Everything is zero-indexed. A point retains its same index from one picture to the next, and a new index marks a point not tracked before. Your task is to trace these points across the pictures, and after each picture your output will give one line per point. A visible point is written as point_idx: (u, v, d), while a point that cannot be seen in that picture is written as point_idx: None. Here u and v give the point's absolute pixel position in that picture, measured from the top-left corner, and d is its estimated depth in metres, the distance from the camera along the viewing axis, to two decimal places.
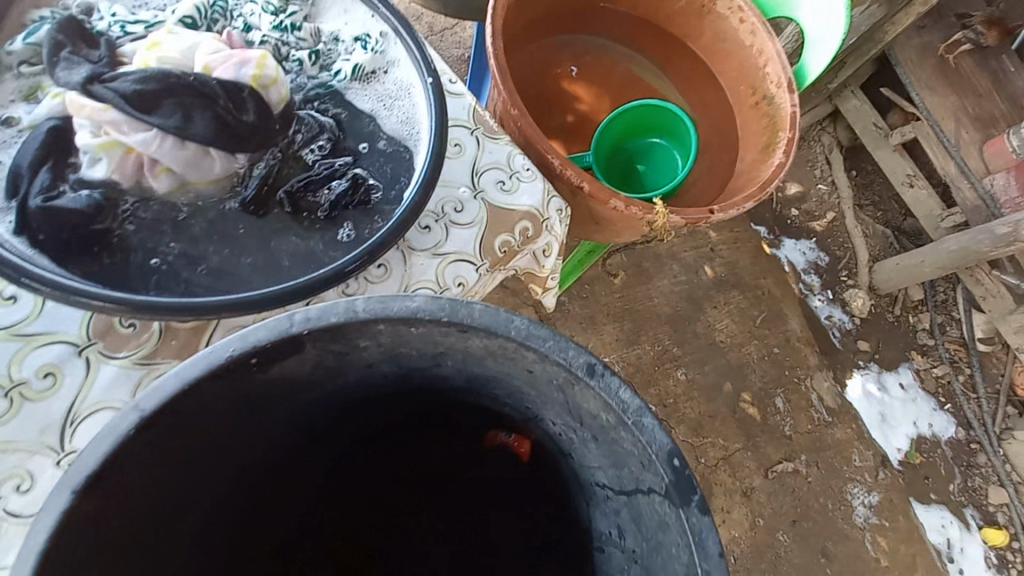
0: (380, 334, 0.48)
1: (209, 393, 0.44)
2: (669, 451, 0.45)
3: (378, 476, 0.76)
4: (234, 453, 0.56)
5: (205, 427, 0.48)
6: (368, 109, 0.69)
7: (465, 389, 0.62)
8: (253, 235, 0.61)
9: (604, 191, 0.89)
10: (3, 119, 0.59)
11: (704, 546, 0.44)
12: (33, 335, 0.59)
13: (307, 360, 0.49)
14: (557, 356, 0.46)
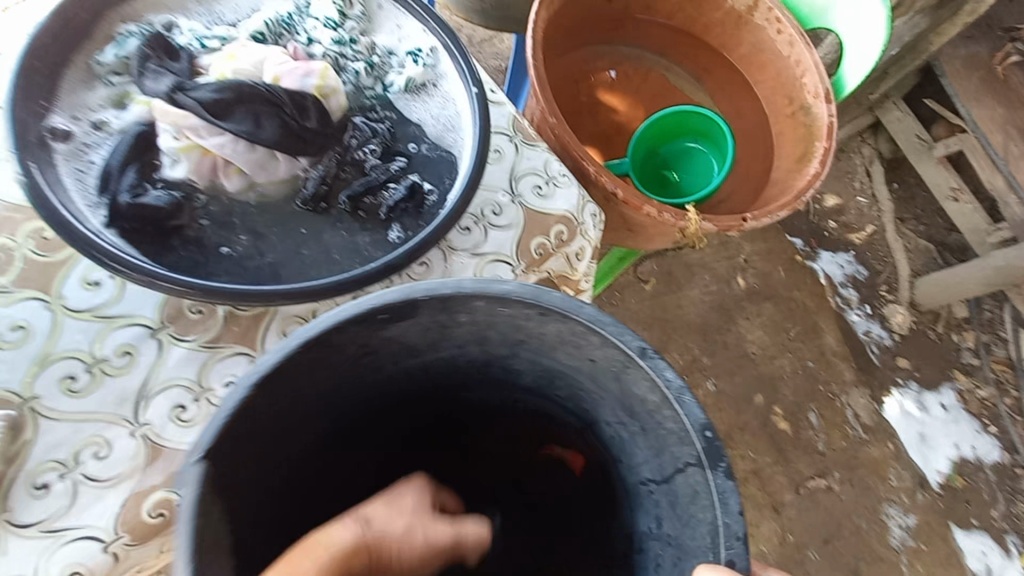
0: (476, 311, 0.51)
1: (346, 336, 0.49)
2: (703, 423, 0.49)
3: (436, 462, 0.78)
4: (332, 409, 0.60)
5: (324, 372, 0.52)
6: (419, 119, 0.74)
7: (535, 387, 0.66)
8: (312, 230, 0.66)
9: (638, 197, 0.92)
10: (94, 123, 0.65)
11: (726, 504, 0.48)
12: (113, 318, 0.65)
13: (418, 324, 0.52)
14: (614, 338, 0.49)
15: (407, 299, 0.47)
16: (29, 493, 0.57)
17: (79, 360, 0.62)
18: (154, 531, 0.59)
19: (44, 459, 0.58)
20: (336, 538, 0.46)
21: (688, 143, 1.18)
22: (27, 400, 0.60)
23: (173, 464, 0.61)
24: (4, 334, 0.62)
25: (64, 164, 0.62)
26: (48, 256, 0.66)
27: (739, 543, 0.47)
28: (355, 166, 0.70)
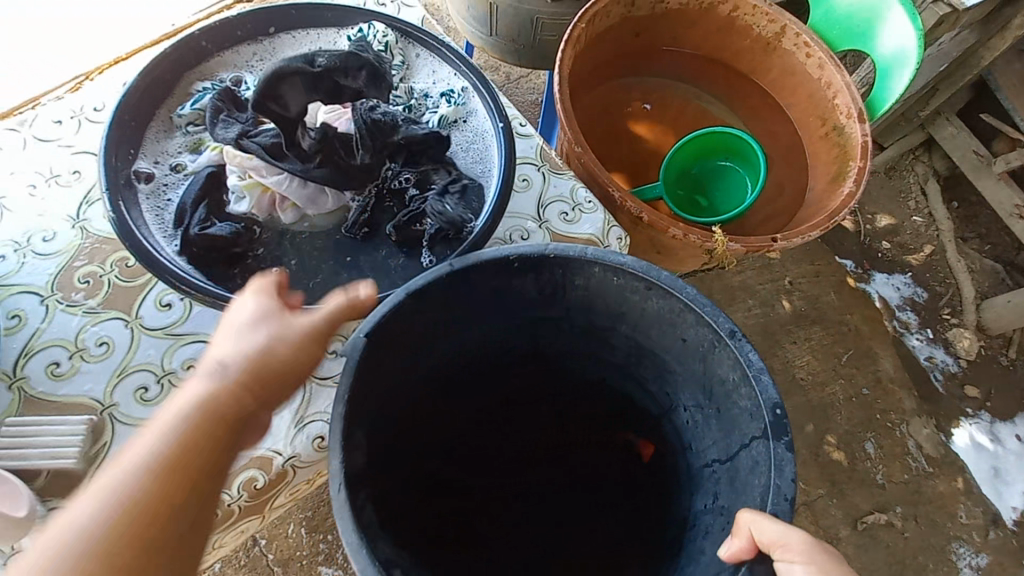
0: (591, 277, 0.65)
1: (487, 277, 0.63)
2: (774, 402, 0.58)
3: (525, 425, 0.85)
4: (457, 357, 0.73)
5: (461, 308, 0.66)
6: (451, 153, 0.80)
7: (622, 366, 0.76)
8: (356, 257, 0.73)
9: (663, 220, 0.93)
10: (172, 166, 0.75)
11: (780, 469, 0.55)
12: (181, 335, 0.73)
13: (537, 282, 0.66)
14: (708, 316, 0.60)
15: (540, 255, 0.62)
16: None
17: (152, 372, 0.71)
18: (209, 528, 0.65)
19: None
20: (190, 421, 0.48)
21: (723, 162, 1.18)
22: (107, 406, 0.68)
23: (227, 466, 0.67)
24: (91, 348, 0.71)
25: (146, 203, 0.71)
26: (130, 281, 0.75)
27: (786, 502, 0.54)
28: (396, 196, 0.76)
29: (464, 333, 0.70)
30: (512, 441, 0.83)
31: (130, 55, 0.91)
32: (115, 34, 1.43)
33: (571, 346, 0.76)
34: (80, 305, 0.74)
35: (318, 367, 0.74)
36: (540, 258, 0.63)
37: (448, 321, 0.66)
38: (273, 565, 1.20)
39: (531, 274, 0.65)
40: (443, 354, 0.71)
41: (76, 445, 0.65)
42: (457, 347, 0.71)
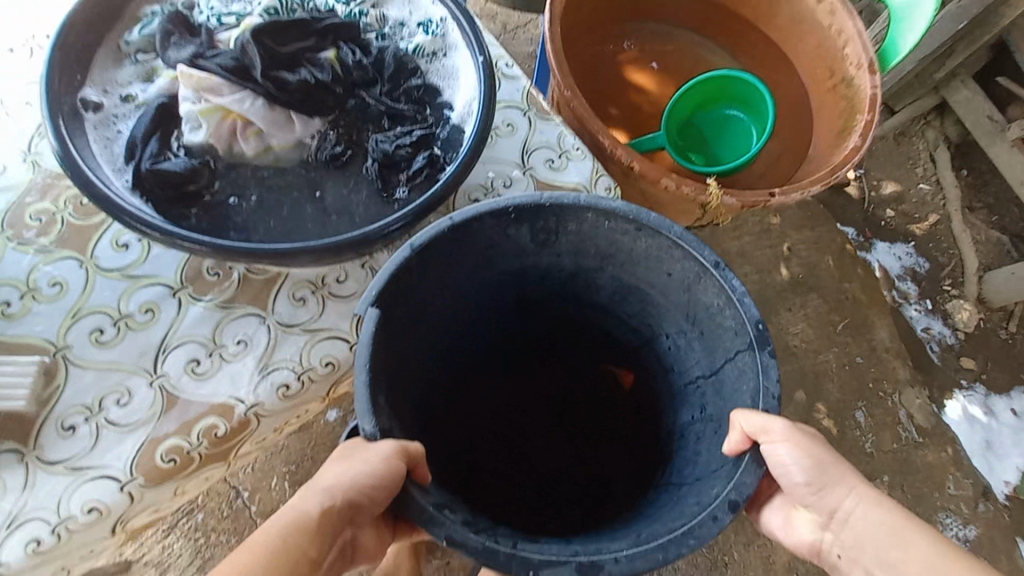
0: (584, 222, 0.61)
1: (484, 230, 0.59)
2: (756, 318, 0.56)
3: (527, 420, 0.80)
4: (452, 329, 0.69)
5: (458, 262, 0.62)
6: (430, 86, 0.74)
7: (607, 305, 0.72)
8: (327, 192, 0.68)
9: (655, 171, 0.88)
10: (123, 97, 0.69)
11: (767, 372, 0.54)
12: (139, 277, 0.69)
13: (529, 232, 0.62)
14: (692, 249, 0.57)
15: (536, 205, 0.59)
16: (58, 432, 0.62)
17: (108, 315, 0.67)
18: (167, 474, 0.63)
19: (72, 402, 0.63)
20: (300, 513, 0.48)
21: (729, 111, 1.12)
22: (60, 348, 0.65)
23: (186, 413, 0.65)
24: (43, 289, 0.68)
25: (93, 134, 0.66)
26: (84, 220, 0.71)
27: (775, 401, 0.54)
28: (373, 120, 0.71)
29: (471, 293, 0.68)
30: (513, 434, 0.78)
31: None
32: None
33: (557, 291, 0.72)
34: (31, 244, 0.69)
35: (284, 313, 0.71)
36: (538, 209, 0.59)
37: (460, 272, 0.63)
38: (256, 516, 1.20)
39: (526, 224, 0.61)
40: (451, 313, 0.67)
41: (26, 386, 0.61)
42: (466, 304, 0.68)
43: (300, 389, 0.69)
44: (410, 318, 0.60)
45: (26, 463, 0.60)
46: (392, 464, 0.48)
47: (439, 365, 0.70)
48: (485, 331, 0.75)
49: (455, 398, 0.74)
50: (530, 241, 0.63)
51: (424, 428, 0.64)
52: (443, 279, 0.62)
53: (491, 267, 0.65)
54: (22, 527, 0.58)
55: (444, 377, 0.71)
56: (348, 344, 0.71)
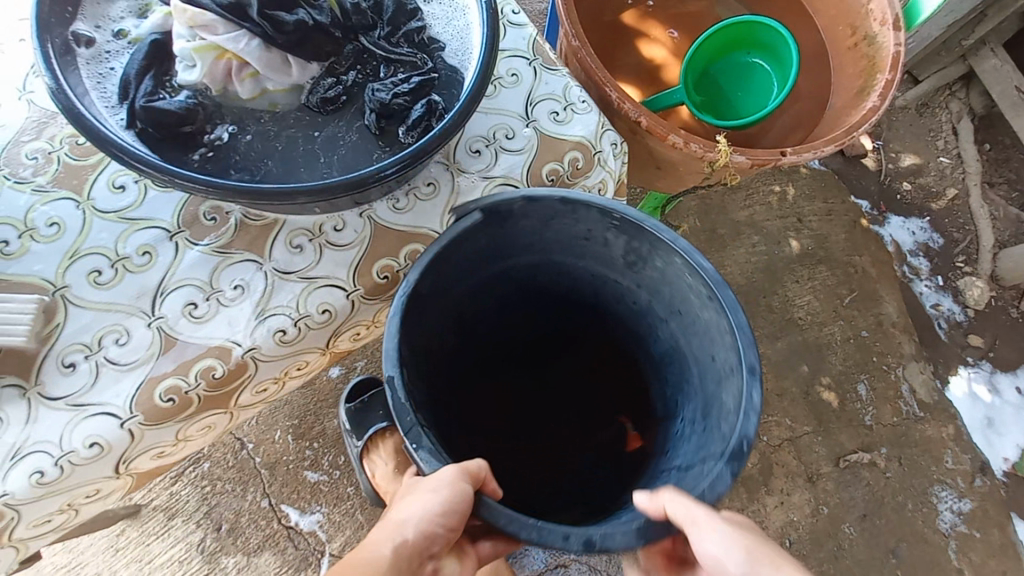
0: (668, 264, 0.64)
1: (573, 214, 0.65)
2: (744, 434, 0.56)
3: (515, 405, 0.83)
4: (484, 302, 0.75)
5: (523, 232, 0.68)
6: (431, 31, 0.71)
7: (655, 362, 0.76)
8: (325, 131, 0.66)
9: (663, 126, 0.86)
10: (115, 32, 0.65)
11: (716, 478, 0.55)
12: (136, 220, 0.69)
13: (619, 244, 0.67)
14: (740, 344, 0.59)
15: (639, 223, 0.62)
16: (58, 369, 0.63)
17: (105, 256, 0.67)
18: (166, 412, 0.64)
19: (71, 341, 0.64)
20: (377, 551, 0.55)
21: (749, 58, 1.08)
22: (59, 288, 0.66)
23: (184, 354, 0.65)
24: (41, 229, 0.67)
25: (86, 69, 0.62)
26: (81, 160, 0.71)
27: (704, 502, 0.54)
28: (371, 64, 0.69)
29: (523, 270, 0.74)
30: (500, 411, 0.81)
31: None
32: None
33: (625, 317, 0.76)
34: (28, 183, 0.69)
35: (281, 260, 0.70)
36: (637, 229, 0.63)
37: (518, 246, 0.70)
38: (260, 467, 1.23)
39: (619, 236, 0.66)
40: (498, 280, 0.74)
41: (25, 324, 0.62)
42: (519, 276, 0.75)
43: (297, 335, 0.69)
44: (437, 296, 0.66)
45: (28, 397, 0.61)
46: (459, 488, 0.53)
47: (482, 316, 0.77)
48: (551, 310, 0.82)
49: (490, 345, 0.81)
50: (620, 254, 0.68)
51: (430, 355, 0.69)
52: (502, 246, 0.69)
53: (569, 252, 0.71)
54: (26, 458, 0.60)
55: (487, 324, 0.79)
56: (345, 293, 0.71)
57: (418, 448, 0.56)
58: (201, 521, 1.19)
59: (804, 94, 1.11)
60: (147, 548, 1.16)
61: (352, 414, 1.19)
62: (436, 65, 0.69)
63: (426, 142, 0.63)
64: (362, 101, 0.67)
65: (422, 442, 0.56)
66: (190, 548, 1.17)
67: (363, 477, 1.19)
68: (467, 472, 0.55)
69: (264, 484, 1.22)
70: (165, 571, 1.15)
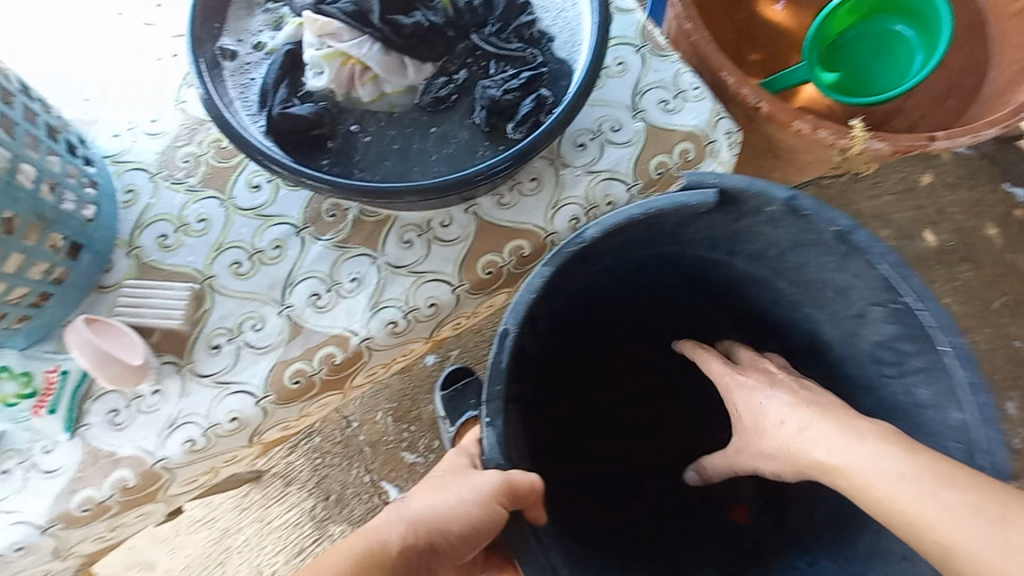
0: (937, 399, 0.63)
1: (858, 272, 0.64)
2: None
3: (599, 377, 0.86)
4: (611, 289, 0.77)
5: (721, 235, 0.70)
6: (540, 24, 0.70)
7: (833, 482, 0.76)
8: (440, 128, 0.68)
9: (787, 112, 0.79)
10: (255, 45, 0.71)
11: None
12: (269, 216, 0.75)
13: (889, 334, 0.66)
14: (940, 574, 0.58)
15: (928, 326, 0.59)
16: (207, 350, 0.71)
17: (244, 250, 0.74)
18: (295, 394, 0.70)
19: (216, 325, 0.72)
20: (387, 536, 0.53)
21: (889, 27, 0.96)
22: (207, 277, 0.73)
23: (309, 341, 0.71)
24: (193, 224, 0.76)
25: (230, 80, 0.69)
26: (225, 162, 0.78)
27: None
28: (481, 62, 0.69)
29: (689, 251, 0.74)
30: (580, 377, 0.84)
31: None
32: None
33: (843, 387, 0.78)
34: (182, 183, 0.77)
35: (393, 255, 0.73)
36: (918, 332, 0.61)
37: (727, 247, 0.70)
38: (364, 445, 1.32)
39: (892, 325, 0.64)
40: (630, 274, 0.76)
41: (180, 308, 0.70)
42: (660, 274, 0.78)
43: (407, 327, 0.72)
44: (575, 291, 0.70)
45: (183, 372, 0.70)
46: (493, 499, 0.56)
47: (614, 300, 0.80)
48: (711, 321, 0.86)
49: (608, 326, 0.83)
50: (885, 338, 0.66)
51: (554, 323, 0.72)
52: (672, 239, 0.70)
53: (795, 282, 0.74)
54: (180, 427, 0.68)
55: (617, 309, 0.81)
56: (452, 288, 0.73)
57: (490, 425, 0.58)
58: (313, 490, 1.30)
59: (954, 65, 0.97)
60: (268, 509, 1.29)
61: (447, 402, 1.23)
62: (545, 59, 0.68)
63: (533, 139, 0.62)
64: (473, 99, 0.68)
65: (495, 424, 0.59)
66: (303, 513, 1.29)
67: None
68: (512, 484, 0.56)
69: (366, 460, 1.31)
70: (283, 532, 1.28)
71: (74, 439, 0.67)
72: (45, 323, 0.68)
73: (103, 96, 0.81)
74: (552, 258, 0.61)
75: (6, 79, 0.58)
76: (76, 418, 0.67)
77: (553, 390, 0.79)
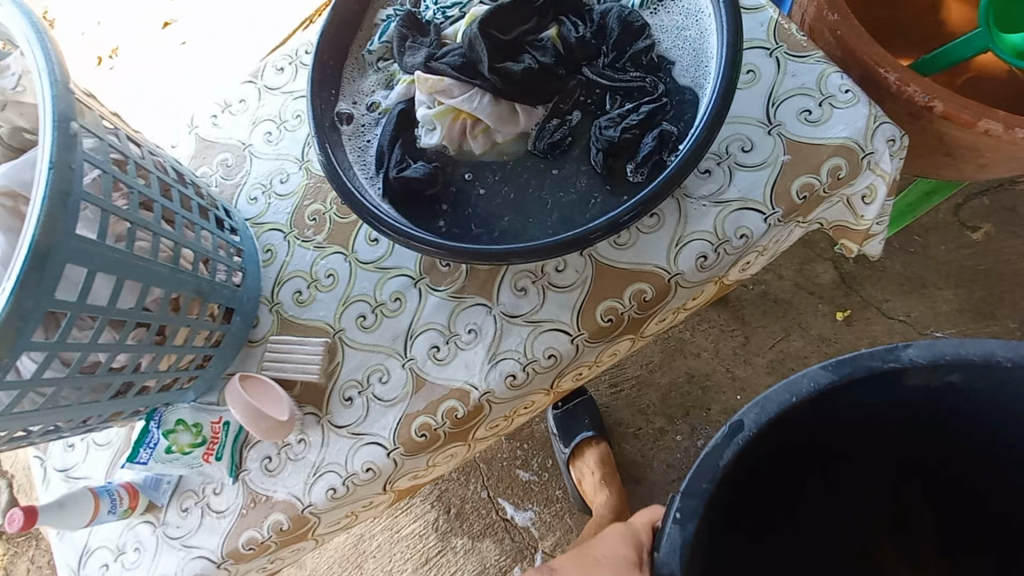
0: None
1: None
2: None
3: (830, 496, 0.61)
4: (891, 425, 0.56)
5: None
6: (658, 47, 0.64)
7: None
8: (555, 175, 0.64)
9: (969, 110, 0.67)
10: (369, 105, 0.72)
11: None
12: (388, 269, 0.78)
13: None
14: None
15: None
16: (341, 402, 0.74)
17: (367, 303, 0.77)
18: (422, 446, 0.72)
19: (348, 377, 0.75)
20: None
21: None
22: (337, 330, 0.77)
23: (432, 394, 0.72)
24: (322, 279, 0.80)
25: (348, 144, 0.70)
26: (346, 218, 0.82)
27: None
28: (595, 101, 0.64)
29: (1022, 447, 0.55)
30: (785, 515, 0.59)
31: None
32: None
33: None
34: (311, 241, 0.82)
35: (508, 304, 0.72)
36: None
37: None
38: (479, 461, 1.34)
39: None
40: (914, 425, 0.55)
41: (316, 363, 0.75)
42: (988, 454, 0.57)
43: (526, 379, 0.70)
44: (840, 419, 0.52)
45: (323, 424, 0.74)
46: None
47: (898, 452, 0.59)
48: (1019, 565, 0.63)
49: (878, 476, 0.61)
50: None
51: (796, 450, 0.54)
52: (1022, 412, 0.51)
53: None
54: (324, 475, 0.73)
55: (903, 470, 0.61)
56: (571, 339, 0.70)
57: (676, 522, 0.46)
58: (435, 503, 1.35)
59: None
60: (396, 520, 1.37)
61: (559, 421, 1.24)
62: (666, 88, 0.62)
63: (658, 187, 0.57)
64: (589, 140, 0.63)
65: (685, 527, 0.46)
66: (427, 524, 1.35)
67: (572, 483, 1.22)
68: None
69: (483, 477, 1.34)
70: (410, 542, 1.35)
71: (237, 482, 0.74)
72: (208, 380, 0.75)
73: (239, 162, 0.89)
74: (838, 362, 0.48)
75: (163, 171, 0.64)
76: (238, 463, 0.75)
77: (755, 504, 0.54)
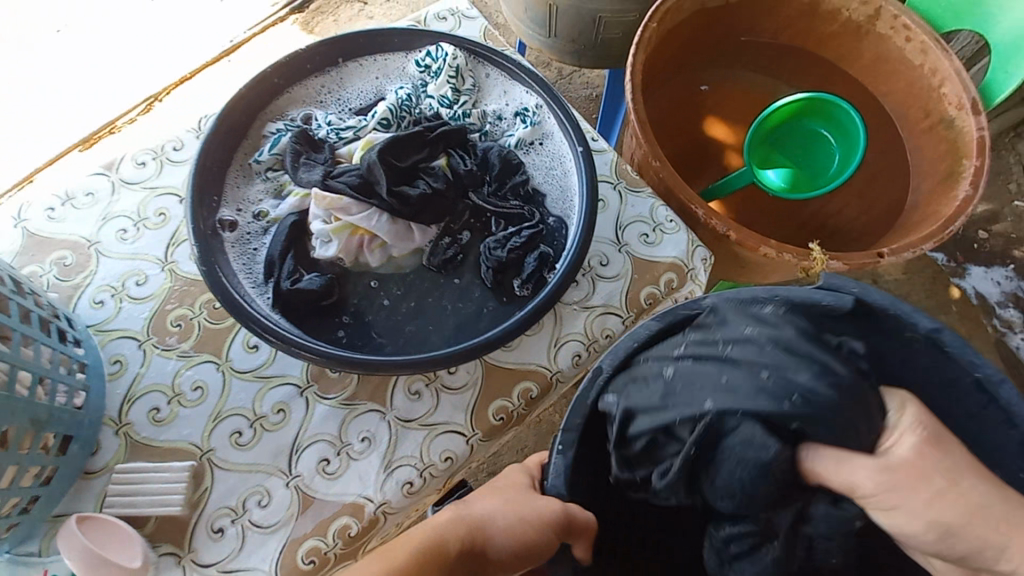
0: None
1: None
2: None
3: None
4: None
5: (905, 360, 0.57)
6: (532, 181, 0.76)
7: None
8: (452, 286, 0.71)
9: (753, 240, 0.84)
10: (256, 213, 0.72)
11: None
12: (269, 377, 0.74)
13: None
14: None
15: None
16: (209, 535, 0.66)
17: (244, 417, 0.72)
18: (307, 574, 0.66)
19: (219, 504, 0.67)
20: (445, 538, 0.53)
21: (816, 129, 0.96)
22: (206, 451, 0.70)
23: (322, 513, 0.68)
24: (187, 393, 0.72)
25: (232, 251, 0.69)
26: (218, 323, 0.76)
27: None
28: (483, 224, 0.74)
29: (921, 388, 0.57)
30: None
31: (195, 73, 0.94)
32: (150, 17, 1.35)
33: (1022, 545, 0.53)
34: (174, 349, 0.75)
35: (402, 408, 0.73)
36: None
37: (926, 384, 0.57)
38: None
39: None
40: None
41: (178, 493, 0.66)
42: None
43: (423, 485, 0.71)
44: None
45: (184, 565, 0.65)
46: (551, 514, 0.53)
47: None
48: None
49: None
50: None
51: None
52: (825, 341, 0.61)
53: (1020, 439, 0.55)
54: None
55: None
56: (465, 439, 0.73)
57: (559, 453, 0.57)
58: None
59: (871, 163, 1.06)
60: None
61: None
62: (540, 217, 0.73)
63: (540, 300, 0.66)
64: (478, 257, 0.71)
65: (565, 454, 0.57)
66: None
67: None
68: (570, 517, 0.53)
69: None
70: None
71: None
72: (29, 527, 0.62)
73: (83, 261, 0.79)
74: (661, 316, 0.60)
75: (2, 283, 0.56)
76: None
77: None
